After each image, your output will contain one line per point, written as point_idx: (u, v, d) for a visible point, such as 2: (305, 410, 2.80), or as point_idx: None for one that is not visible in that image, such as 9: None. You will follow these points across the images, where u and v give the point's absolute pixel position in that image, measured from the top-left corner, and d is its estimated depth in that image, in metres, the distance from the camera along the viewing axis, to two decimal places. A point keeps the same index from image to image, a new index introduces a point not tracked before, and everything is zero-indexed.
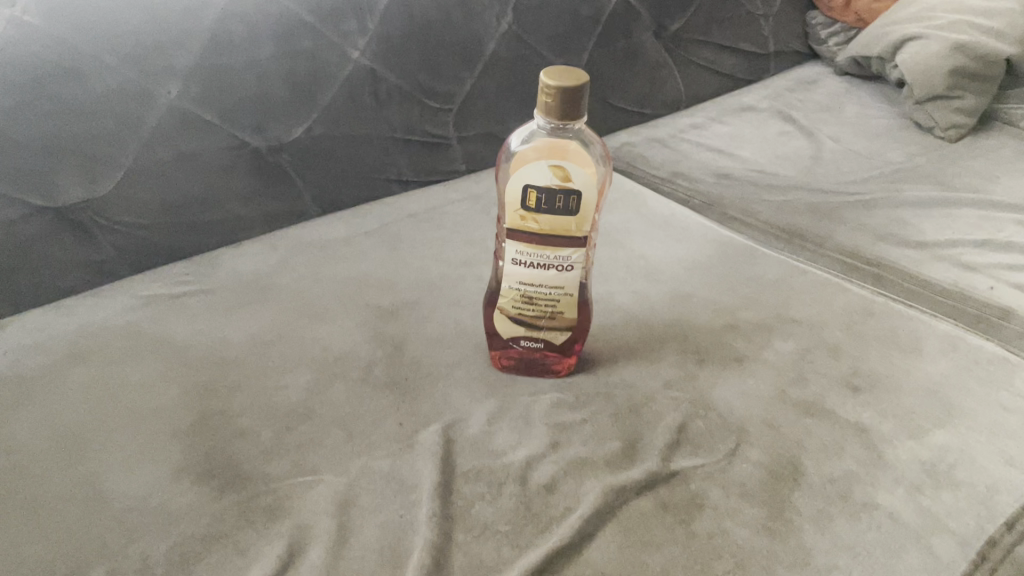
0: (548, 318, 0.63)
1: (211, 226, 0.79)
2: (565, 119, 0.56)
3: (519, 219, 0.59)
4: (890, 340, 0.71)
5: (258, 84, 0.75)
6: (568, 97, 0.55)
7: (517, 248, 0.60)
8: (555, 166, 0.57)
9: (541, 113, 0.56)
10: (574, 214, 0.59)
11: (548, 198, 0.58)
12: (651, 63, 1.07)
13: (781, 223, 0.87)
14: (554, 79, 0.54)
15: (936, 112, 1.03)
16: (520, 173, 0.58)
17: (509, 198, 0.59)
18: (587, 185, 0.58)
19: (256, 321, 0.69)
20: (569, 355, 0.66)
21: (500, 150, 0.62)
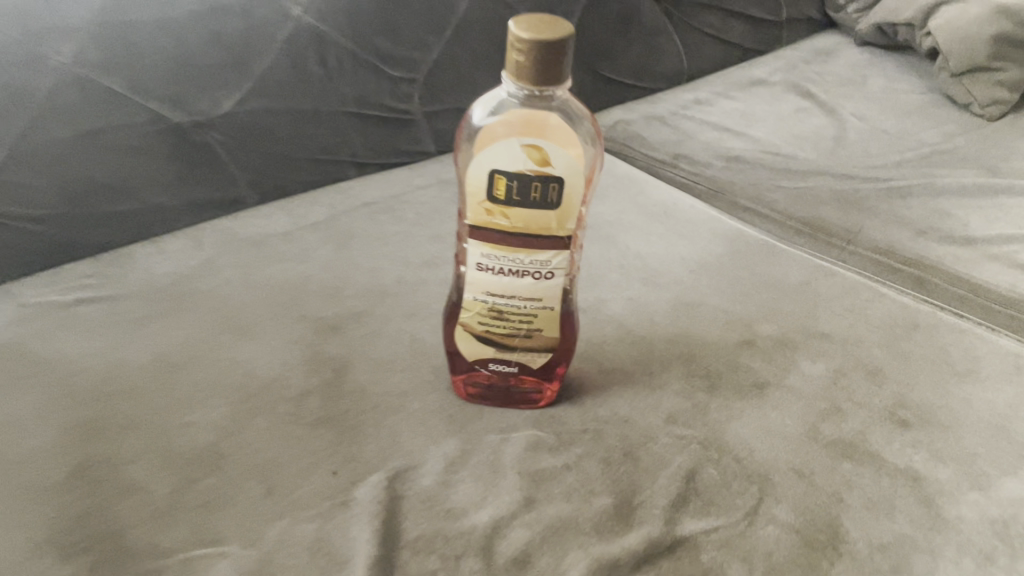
0: (523, 338, 0.51)
1: (123, 218, 0.65)
2: (542, 85, 0.43)
3: (485, 214, 0.47)
4: (940, 360, 0.58)
5: (175, 45, 0.62)
6: (547, 56, 0.42)
7: (483, 250, 0.48)
8: (530, 145, 0.45)
9: (511, 76, 0.44)
10: (554, 207, 0.46)
11: (521, 187, 0.46)
12: (648, 30, 0.94)
13: (801, 215, 0.75)
14: (530, 30, 0.42)
15: (973, 87, 0.90)
16: (484, 154, 0.45)
17: (470, 187, 0.46)
18: (570, 170, 0.45)
19: (165, 338, 0.55)
20: (549, 381, 0.53)
21: (461, 124, 0.48)
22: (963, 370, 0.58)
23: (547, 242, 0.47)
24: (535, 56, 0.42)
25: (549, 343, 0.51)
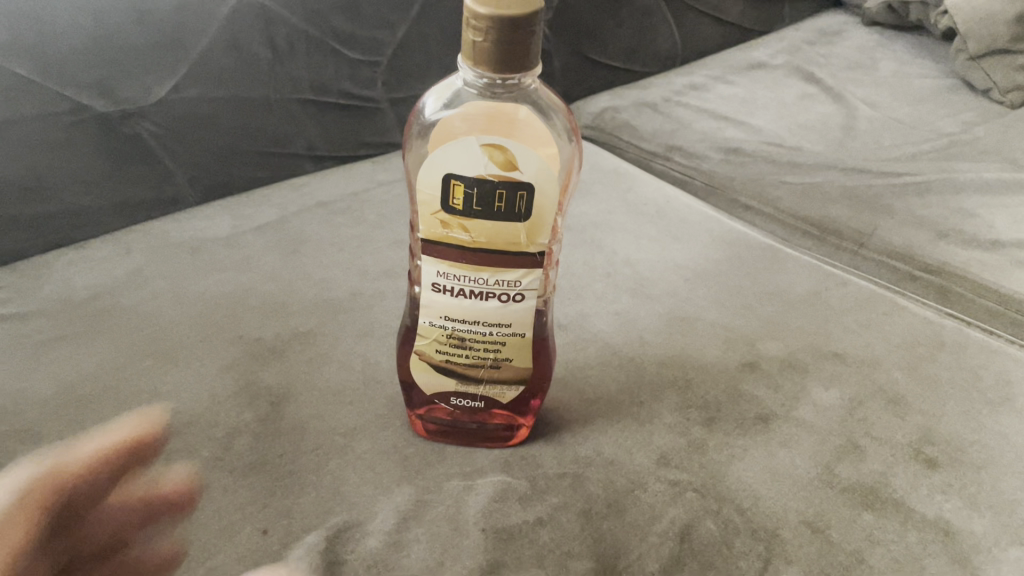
0: (488, 368, 0.44)
1: (42, 221, 0.57)
2: (504, 71, 0.36)
3: (440, 226, 0.40)
4: (971, 386, 0.51)
5: (95, 23, 0.55)
6: (509, 35, 0.34)
7: (439, 267, 0.41)
8: (491, 145, 0.38)
9: (468, 61, 0.36)
10: (522, 219, 0.39)
11: (482, 195, 0.39)
12: (640, 8, 0.86)
13: (807, 214, 0.67)
14: (486, 3, 0.34)
15: (994, 71, 0.82)
16: (438, 155, 0.38)
17: (423, 193, 0.39)
18: (541, 175, 0.39)
19: (77, 364, 0.48)
20: (523, 418, 0.46)
21: (411, 116, 0.42)
22: (996, 399, 0.50)
23: (514, 259, 0.40)
24: (493, 36, 0.35)
25: (521, 374, 0.44)
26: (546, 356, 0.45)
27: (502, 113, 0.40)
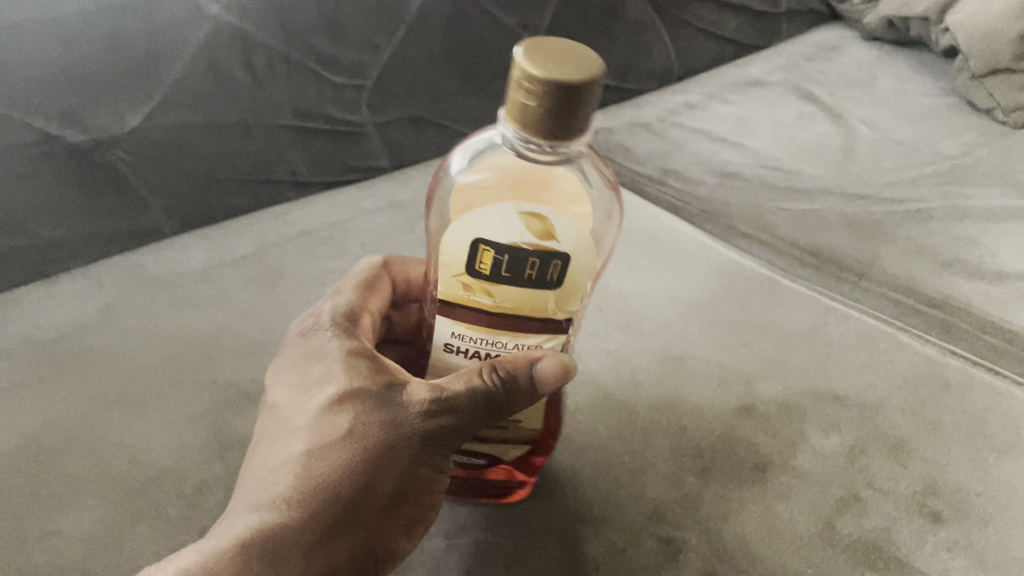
0: (498, 429, 0.41)
1: (12, 253, 0.55)
2: (553, 139, 0.32)
3: (462, 289, 0.37)
4: (976, 432, 0.49)
5: (62, 52, 0.52)
6: (566, 102, 0.31)
7: (456, 327, 0.39)
8: (530, 214, 0.35)
9: (516, 126, 0.32)
10: (553, 287, 0.37)
11: (513, 263, 0.36)
12: (635, 24, 0.83)
13: (804, 241, 0.65)
14: (542, 66, 0.30)
15: (997, 91, 0.80)
16: (470, 218, 0.35)
17: (448, 255, 0.36)
18: (580, 246, 0.36)
19: (42, 414, 0.46)
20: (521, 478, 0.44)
21: (440, 166, 0.39)
22: (1003, 445, 0.48)
23: (538, 324, 0.38)
24: (548, 102, 0.31)
25: (530, 435, 0.42)
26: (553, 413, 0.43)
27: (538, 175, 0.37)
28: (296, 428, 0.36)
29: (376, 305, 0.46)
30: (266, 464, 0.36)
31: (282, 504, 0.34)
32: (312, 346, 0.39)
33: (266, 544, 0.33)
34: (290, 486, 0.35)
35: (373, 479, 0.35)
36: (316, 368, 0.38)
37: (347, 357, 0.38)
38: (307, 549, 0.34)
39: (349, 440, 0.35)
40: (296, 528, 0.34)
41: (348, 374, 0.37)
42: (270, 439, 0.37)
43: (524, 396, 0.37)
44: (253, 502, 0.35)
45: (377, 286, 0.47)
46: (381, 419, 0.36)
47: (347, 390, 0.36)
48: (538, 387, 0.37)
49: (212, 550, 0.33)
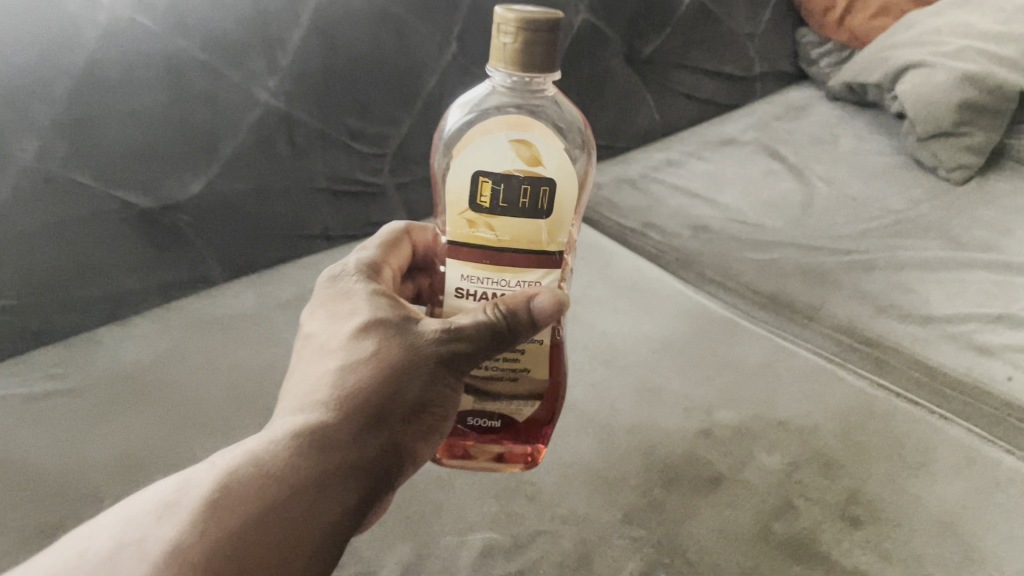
0: (508, 381, 0.51)
1: (90, 302, 0.66)
2: (534, 69, 0.42)
3: (468, 224, 0.46)
4: (894, 453, 0.59)
5: (142, 135, 0.62)
6: (538, 37, 0.41)
7: (464, 270, 0.47)
8: (519, 142, 0.45)
9: (500, 64, 0.43)
10: (544, 216, 0.46)
11: (510, 191, 0.45)
12: (622, 91, 0.96)
13: (764, 288, 0.76)
14: (517, 11, 0.41)
15: (939, 151, 0.92)
16: (470, 155, 0.45)
17: (454, 192, 0.46)
18: (562, 171, 0.45)
19: (129, 435, 0.56)
20: (536, 446, 0.55)
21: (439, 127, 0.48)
22: (916, 463, 0.58)
23: (536, 258, 0.47)
24: (526, 37, 0.41)
25: (538, 387, 0.51)
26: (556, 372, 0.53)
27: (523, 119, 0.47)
28: (330, 349, 0.42)
29: (397, 263, 0.51)
30: (306, 379, 0.41)
31: (321, 407, 0.39)
32: (341, 288, 0.45)
33: (312, 432, 0.38)
34: (329, 392, 0.40)
35: (399, 388, 0.40)
36: (346, 303, 0.44)
37: (371, 294, 0.44)
38: (347, 440, 0.38)
39: (377, 353, 0.41)
40: (337, 422, 0.39)
41: (374, 307, 0.43)
42: (309, 362, 0.42)
43: (522, 329, 0.42)
44: (298, 406, 0.40)
45: (400, 245, 0.52)
46: (403, 340, 0.41)
47: (373, 318, 0.42)
48: (534, 321, 0.42)
49: (268, 439, 0.38)
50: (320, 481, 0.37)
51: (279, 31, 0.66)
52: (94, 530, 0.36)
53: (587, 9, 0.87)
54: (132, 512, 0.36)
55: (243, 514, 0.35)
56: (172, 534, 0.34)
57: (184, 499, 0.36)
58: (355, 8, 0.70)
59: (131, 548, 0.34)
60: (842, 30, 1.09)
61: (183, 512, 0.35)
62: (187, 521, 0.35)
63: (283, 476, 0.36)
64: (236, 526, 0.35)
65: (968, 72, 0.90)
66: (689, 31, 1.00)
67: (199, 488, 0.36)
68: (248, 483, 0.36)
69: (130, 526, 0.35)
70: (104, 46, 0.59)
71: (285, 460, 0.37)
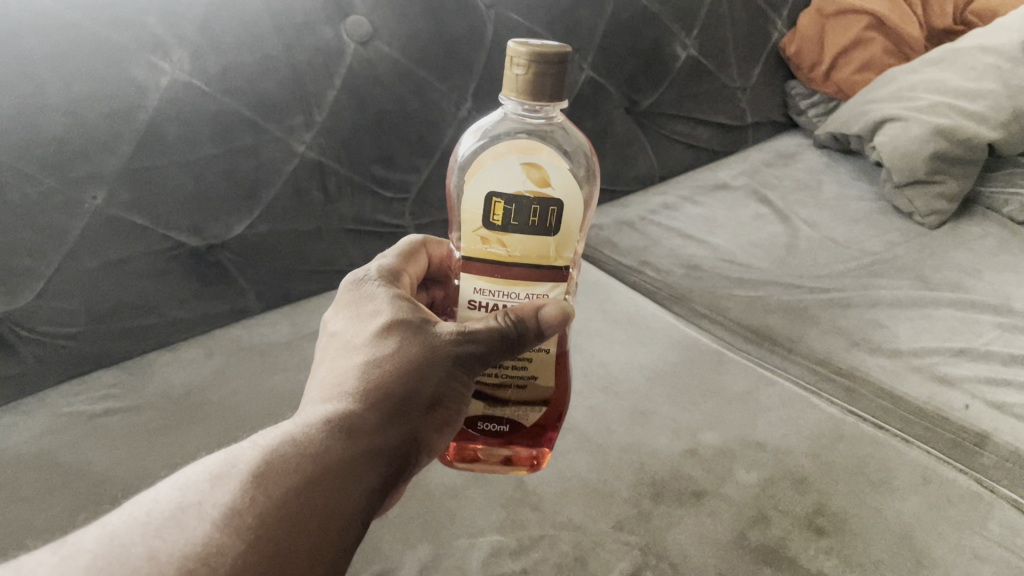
0: (517, 388, 0.55)
1: (143, 330, 0.74)
2: (544, 98, 0.46)
3: (481, 241, 0.50)
4: (859, 471, 0.66)
5: (194, 184, 0.70)
6: (547, 68, 0.45)
7: (478, 283, 0.52)
8: (529, 165, 0.49)
9: (513, 93, 0.46)
10: (552, 232, 0.50)
11: (520, 210, 0.49)
12: (620, 139, 1.07)
13: (749, 322, 0.83)
14: (529, 45, 0.45)
15: (915, 198, 1.00)
16: (483, 179, 0.49)
17: (469, 211, 0.50)
18: (569, 192, 0.49)
19: (181, 446, 0.64)
20: (541, 449, 0.59)
21: (456, 152, 0.53)
22: (878, 480, 0.65)
23: (544, 273, 0.51)
24: (536, 68, 0.45)
25: (545, 393, 0.55)
26: (560, 378, 0.57)
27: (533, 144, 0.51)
28: (355, 346, 0.47)
29: (415, 272, 0.57)
30: (334, 373, 0.46)
31: (350, 396, 0.44)
32: (364, 292, 0.51)
33: (344, 416, 0.42)
34: (356, 383, 0.44)
35: (419, 382, 0.45)
36: (369, 305, 0.50)
37: (391, 297, 0.50)
38: (374, 425, 0.43)
39: (399, 351, 0.46)
40: (365, 409, 0.43)
41: (396, 309, 0.49)
42: (334, 357, 0.48)
43: (529, 336, 0.48)
44: (327, 395, 0.44)
45: (418, 256, 0.58)
46: (422, 339, 0.47)
47: (395, 319, 0.48)
48: (541, 329, 0.48)
49: (305, 421, 0.42)
50: (351, 460, 0.41)
51: (315, 92, 0.75)
52: (148, 497, 0.38)
53: (590, 66, 0.98)
54: (185, 480, 0.39)
55: (289, 482, 0.38)
56: (227, 497, 0.37)
57: (233, 469, 0.39)
58: (380, 71, 0.78)
59: (190, 510, 0.37)
60: (829, 84, 1.22)
61: (235, 478, 0.38)
62: (239, 486, 0.38)
63: (322, 452, 0.40)
64: (284, 492, 0.38)
65: (940, 125, 0.98)
66: (686, 84, 1.12)
67: (247, 459, 0.39)
68: (291, 457, 0.39)
69: (187, 491, 0.38)
70: (166, 106, 0.66)
71: (322, 438, 0.41)
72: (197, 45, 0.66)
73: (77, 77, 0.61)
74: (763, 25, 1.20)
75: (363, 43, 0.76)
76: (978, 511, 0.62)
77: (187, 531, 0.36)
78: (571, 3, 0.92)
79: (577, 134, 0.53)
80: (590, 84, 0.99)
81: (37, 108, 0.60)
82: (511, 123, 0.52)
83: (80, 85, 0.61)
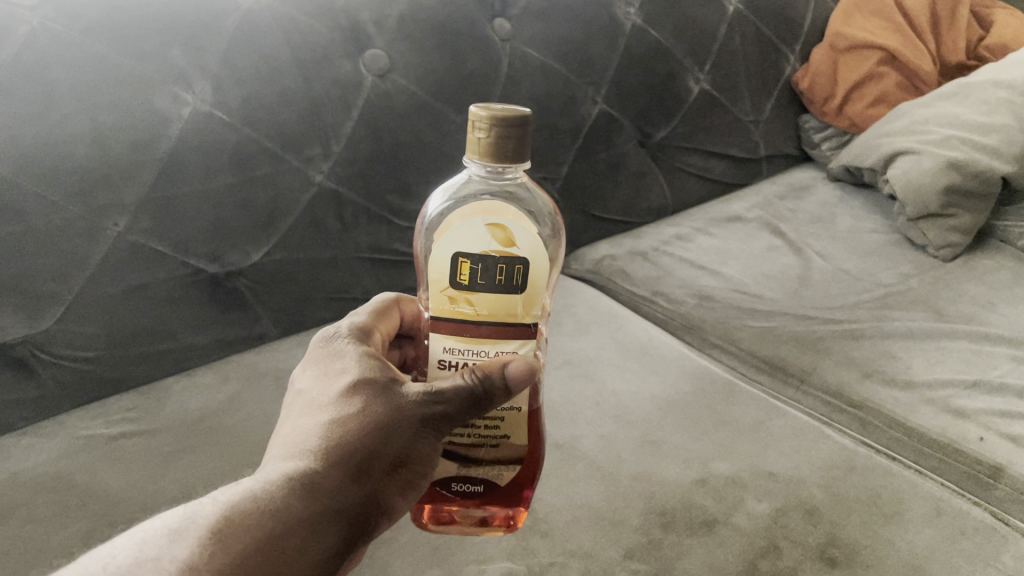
0: (491, 447, 0.55)
1: (161, 355, 0.76)
2: (504, 161, 0.47)
3: (448, 301, 0.51)
4: (873, 502, 0.65)
5: (213, 212, 0.72)
6: (506, 132, 0.46)
7: (446, 342, 0.52)
8: (494, 226, 0.49)
9: (474, 157, 0.47)
10: (519, 291, 0.50)
11: (486, 269, 0.50)
12: (634, 172, 1.08)
13: (762, 352, 0.84)
14: (489, 110, 0.46)
15: (929, 231, 1.01)
16: (449, 241, 0.50)
17: (435, 272, 0.50)
18: (534, 250, 0.50)
19: (195, 470, 0.65)
20: (517, 508, 0.59)
21: (423, 214, 0.54)
22: (890, 512, 0.64)
23: (513, 330, 0.51)
24: (496, 132, 0.46)
25: (519, 451, 0.55)
26: (533, 435, 0.57)
27: (495, 207, 0.52)
28: (321, 404, 0.48)
29: (386, 330, 0.58)
30: (299, 430, 0.46)
31: (312, 454, 0.44)
32: (333, 350, 0.52)
33: (305, 475, 0.43)
34: (320, 441, 0.45)
35: (383, 442, 0.46)
36: (337, 363, 0.50)
37: (359, 356, 0.50)
38: (334, 485, 0.43)
39: (364, 410, 0.46)
40: (328, 468, 0.44)
41: (363, 367, 0.49)
42: (300, 415, 0.48)
43: (496, 394, 0.49)
44: (289, 452, 0.45)
45: (390, 314, 0.59)
46: (387, 399, 0.47)
47: (361, 377, 0.48)
48: (509, 386, 0.49)
49: (265, 478, 0.43)
50: (310, 522, 0.42)
51: (333, 124, 0.77)
52: (106, 550, 0.40)
53: (604, 99, 1.00)
54: (145, 534, 0.40)
55: (246, 542, 0.39)
56: (185, 552, 0.38)
57: (194, 524, 0.40)
58: (397, 104, 0.80)
59: (148, 564, 0.38)
60: (843, 118, 1.22)
61: (193, 535, 0.39)
62: (197, 542, 0.39)
63: (281, 512, 0.41)
64: (240, 552, 0.39)
65: (953, 159, 0.99)
66: (699, 117, 1.13)
67: (207, 514, 0.41)
68: (250, 517, 0.40)
69: (145, 546, 0.39)
70: (187, 136, 0.68)
71: (282, 498, 0.42)
72: (218, 77, 0.68)
73: (101, 106, 0.63)
74: (776, 60, 1.21)
75: (380, 77, 0.78)
76: (991, 545, 0.62)
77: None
78: (585, 38, 0.94)
79: (541, 194, 0.55)
80: (603, 117, 1.00)
81: (61, 138, 0.61)
82: (475, 185, 0.53)
83: (104, 114, 0.63)
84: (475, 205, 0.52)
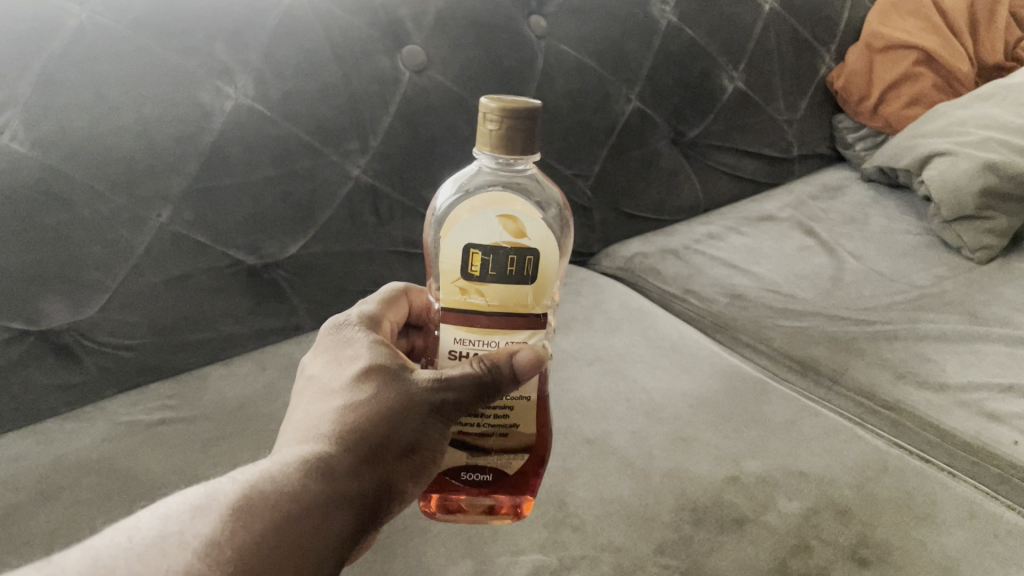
0: (500, 436, 0.56)
1: (200, 345, 0.77)
2: (516, 151, 0.47)
3: (459, 292, 0.51)
4: (905, 504, 0.65)
5: (254, 204, 0.73)
6: (518, 123, 0.47)
7: (457, 333, 0.52)
8: (505, 217, 0.50)
9: (485, 148, 0.48)
10: (530, 282, 0.51)
11: (497, 259, 0.50)
12: (666, 170, 1.09)
13: (795, 353, 0.84)
14: (500, 101, 0.46)
15: (963, 233, 1.00)
16: (461, 234, 0.50)
17: (447, 265, 0.51)
18: (544, 241, 0.50)
19: (235, 457, 0.66)
20: (524, 497, 0.60)
21: (433, 205, 0.54)
22: (922, 513, 0.64)
23: (523, 320, 0.52)
24: (509, 123, 0.47)
25: (527, 440, 0.57)
26: (542, 425, 0.58)
27: (503, 199, 0.51)
28: (333, 390, 0.48)
29: (395, 318, 0.59)
30: (312, 415, 0.47)
31: (326, 437, 0.45)
32: (344, 337, 0.52)
33: (322, 457, 0.43)
34: (335, 425, 0.46)
35: (396, 427, 0.47)
36: (348, 350, 0.51)
37: (370, 344, 0.51)
38: (349, 468, 0.44)
39: (376, 396, 0.47)
40: (342, 451, 0.44)
41: (374, 355, 0.50)
42: (311, 401, 0.49)
43: (504, 382, 0.50)
44: (304, 437, 0.45)
45: (399, 304, 0.59)
46: (399, 386, 0.48)
47: (373, 365, 0.49)
48: (516, 374, 0.50)
49: (283, 460, 0.43)
50: (328, 502, 0.42)
51: (371, 119, 0.78)
52: (130, 524, 0.39)
53: (638, 96, 1.00)
54: (167, 509, 0.40)
55: (268, 518, 0.39)
56: (207, 528, 0.38)
57: (215, 501, 0.40)
58: (434, 100, 0.81)
59: (171, 538, 0.38)
60: (877, 118, 1.22)
61: (216, 511, 0.39)
62: (220, 519, 0.39)
63: (301, 491, 0.41)
64: (262, 529, 0.39)
65: (990, 160, 0.98)
66: (732, 116, 1.13)
67: (227, 492, 0.40)
68: (271, 495, 0.40)
69: (167, 520, 0.39)
70: (230, 130, 0.69)
71: (299, 477, 0.42)
72: (260, 72, 0.70)
73: (148, 100, 0.64)
74: (811, 60, 1.21)
75: (418, 73, 0.79)
76: None
77: (167, 559, 0.37)
78: (620, 35, 0.94)
79: (551, 187, 0.55)
80: (637, 115, 1.01)
81: (107, 129, 0.63)
82: (485, 176, 0.54)
83: (150, 107, 0.65)
84: (484, 196, 0.52)
